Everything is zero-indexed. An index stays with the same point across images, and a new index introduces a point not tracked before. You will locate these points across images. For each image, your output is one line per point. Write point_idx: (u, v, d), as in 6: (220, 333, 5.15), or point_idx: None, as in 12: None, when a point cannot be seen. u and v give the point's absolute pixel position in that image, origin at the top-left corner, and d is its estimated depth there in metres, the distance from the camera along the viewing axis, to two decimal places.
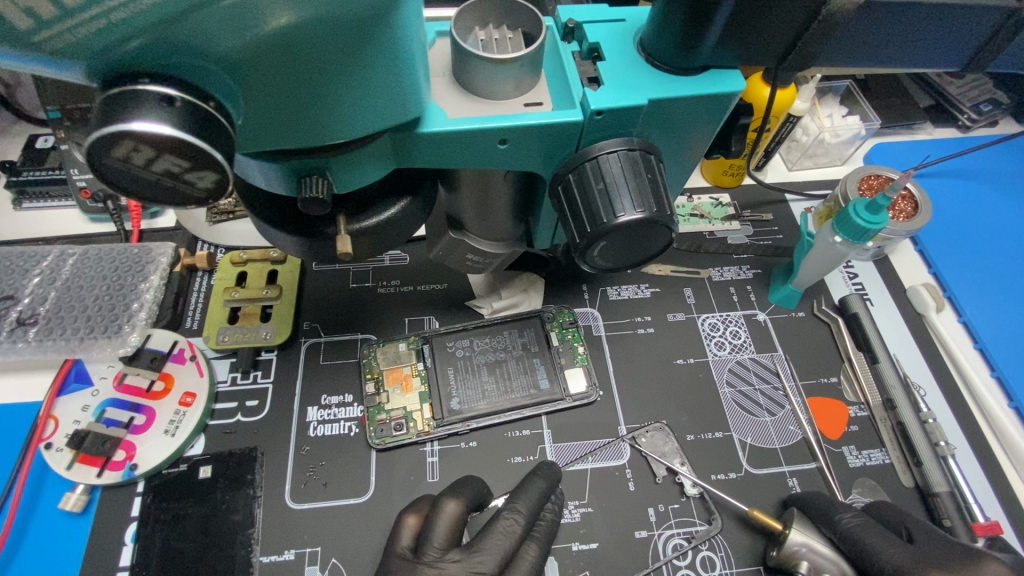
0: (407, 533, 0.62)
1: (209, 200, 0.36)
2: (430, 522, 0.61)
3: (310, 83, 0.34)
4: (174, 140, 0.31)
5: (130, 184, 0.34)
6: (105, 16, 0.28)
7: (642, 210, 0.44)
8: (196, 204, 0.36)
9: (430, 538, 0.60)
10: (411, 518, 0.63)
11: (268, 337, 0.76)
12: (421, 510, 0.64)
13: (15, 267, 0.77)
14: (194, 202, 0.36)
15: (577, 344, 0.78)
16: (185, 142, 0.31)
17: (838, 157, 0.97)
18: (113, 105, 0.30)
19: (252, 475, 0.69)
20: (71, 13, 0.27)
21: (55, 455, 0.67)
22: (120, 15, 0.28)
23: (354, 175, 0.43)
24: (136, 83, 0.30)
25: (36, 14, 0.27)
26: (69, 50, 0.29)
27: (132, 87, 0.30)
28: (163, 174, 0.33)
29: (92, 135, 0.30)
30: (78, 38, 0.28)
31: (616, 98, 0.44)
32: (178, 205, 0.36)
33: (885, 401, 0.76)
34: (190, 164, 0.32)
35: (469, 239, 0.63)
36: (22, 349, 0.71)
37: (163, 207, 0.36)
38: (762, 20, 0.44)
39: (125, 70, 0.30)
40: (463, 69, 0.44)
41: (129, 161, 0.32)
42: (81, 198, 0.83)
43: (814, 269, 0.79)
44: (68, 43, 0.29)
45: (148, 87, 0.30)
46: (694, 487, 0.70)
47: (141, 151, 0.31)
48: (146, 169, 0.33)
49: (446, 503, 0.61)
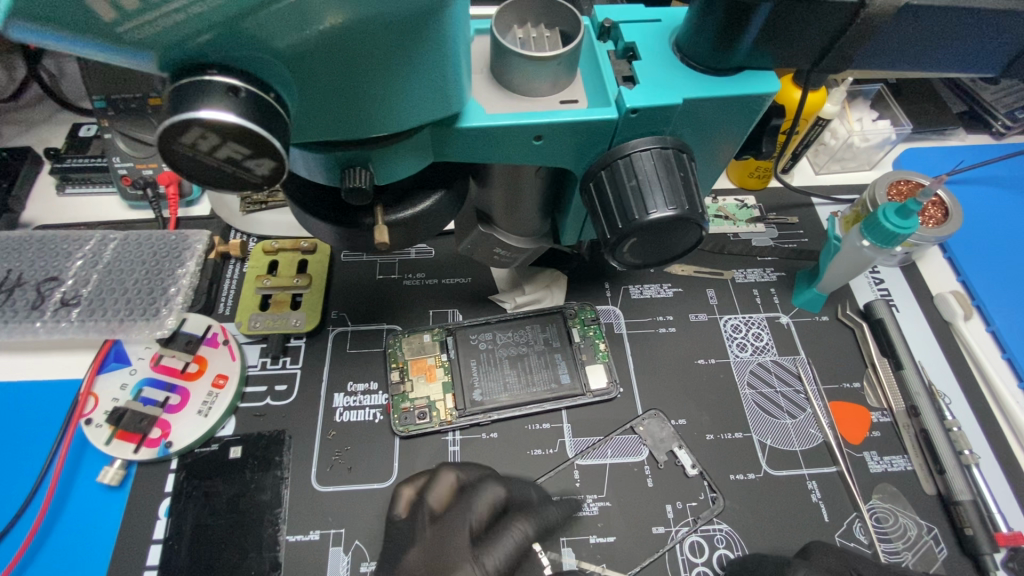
0: (402, 502, 0.64)
1: (264, 187, 0.37)
2: (424, 493, 0.63)
3: (364, 77, 0.36)
4: (238, 128, 0.32)
5: (193, 170, 0.35)
6: (183, 11, 0.29)
7: (673, 208, 0.45)
8: (251, 190, 0.37)
9: (426, 506, 0.62)
10: (405, 490, 0.65)
11: (298, 324, 0.78)
12: (415, 482, 0.66)
13: (59, 250, 0.80)
14: (250, 188, 0.37)
15: (599, 341, 0.79)
16: (248, 130, 0.32)
17: (867, 162, 0.96)
18: (184, 95, 0.32)
19: (280, 457, 0.71)
20: (153, 7, 0.29)
21: (95, 431, 0.70)
22: (196, 10, 0.30)
23: (394, 168, 0.44)
24: (204, 73, 0.32)
25: (120, 7, 0.29)
26: (145, 41, 0.31)
27: (201, 78, 0.32)
28: (224, 161, 0.35)
29: (164, 122, 0.32)
30: (156, 30, 0.30)
31: (651, 97, 0.45)
32: (235, 191, 0.37)
33: (909, 408, 0.75)
34: (250, 152, 0.34)
35: (498, 233, 0.65)
36: (65, 329, 0.75)
37: (220, 192, 0.38)
38: (801, 22, 0.44)
39: (194, 61, 0.32)
40: (502, 66, 0.46)
41: (195, 148, 0.34)
42: (122, 185, 0.86)
43: (840, 273, 0.79)
44: (146, 34, 0.30)
45: (215, 78, 0.32)
46: (694, 468, 0.72)
47: (208, 138, 0.33)
48: (210, 156, 0.34)
49: (444, 474, 0.64)
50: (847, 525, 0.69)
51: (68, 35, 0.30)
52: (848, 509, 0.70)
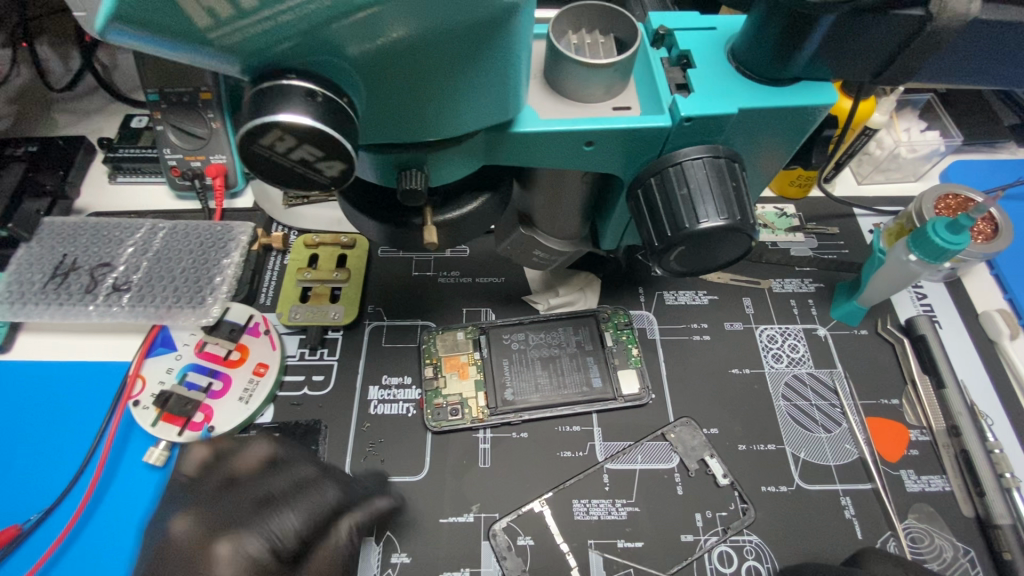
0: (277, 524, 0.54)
1: (331, 188, 0.38)
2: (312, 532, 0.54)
3: (429, 83, 0.36)
4: (314, 131, 0.33)
5: (265, 170, 0.36)
6: (273, 18, 0.31)
7: (724, 218, 0.44)
8: (319, 190, 0.38)
9: (226, 470, 0.61)
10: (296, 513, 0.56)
11: (337, 317, 0.80)
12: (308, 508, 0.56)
13: (112, 236, 0.84)
14: (317, 188, 0.38)
15: (631, 346, 0.79)
16: (323, 133, 0.33)
17: (912, 173, 0.94)
18: (265, 97, 0.33)
19: (316, 447, 0.73)
20: (246, 14, 0.30)
21: (142, 412, 0.73)
22: (285, 18, 0.31)
23: (447, 170, 0.45)
24: (285, 77, 0.33)
25: (216, 14, 0.30)
26: (234, 45, 0.32)
27: (281, 81, 0.33)
28: (298, 162, 0.36)
29: (247, 124, 0.33)
30: (245, 35, 0.31)
31: (705, 106, 0.45)
32: (304, 190, 0.38)
33: (949, 427, 0.74)
34: (323, 154, 0.35)
35: (538, 235, 0.65)
36: (116, 312, 0.78)
37: (287, 191, 0.39)
38: (864, 34, 0.44)
39: (276, 66, 0.33)
40: (556, 71, 0.46)
41: (272, 149, 0.35)
42: (171, 176, 0.89)
43: (883, 287, 0.77)
44: (235, 39, 0.32)
45: (294, 82, 0.33)
46: (725, 477, 0.71)
47: (285, 140, 0.34)
48: (285, 156, 0.35)
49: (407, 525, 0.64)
50: (881, 543, 0.68)
51: (161, 39, 0.31)
52: (883, 528, 0.69)
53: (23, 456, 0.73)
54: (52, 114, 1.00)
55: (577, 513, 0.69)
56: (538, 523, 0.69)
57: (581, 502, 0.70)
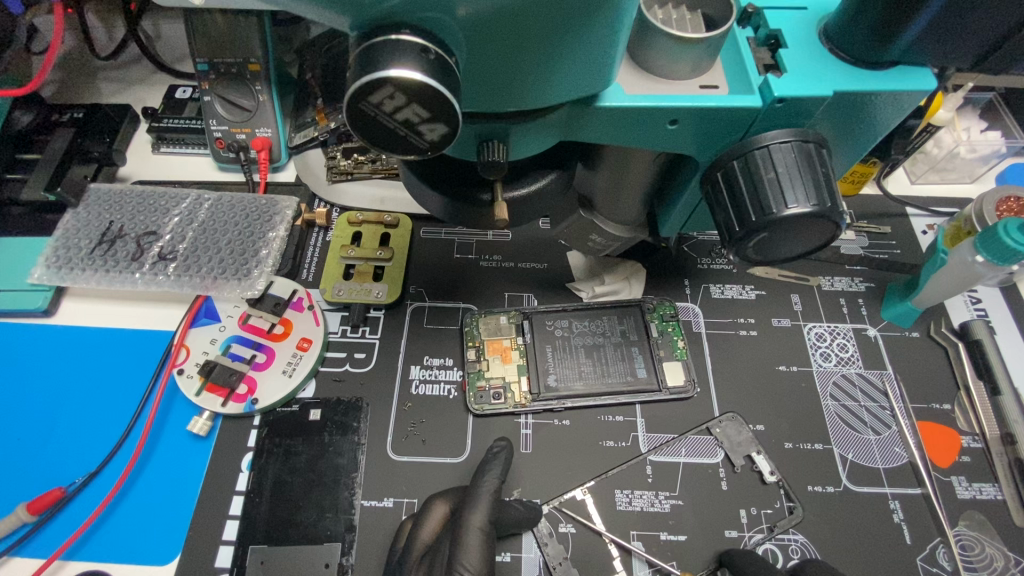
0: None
1: (427, 153, 0.37)
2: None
3: (529, 48, 0.35)
4: (423, 87, 0.32)
5: (367, 129, 0.35)
6: None
7: (814, 205, 0.43)
8: (415, 155, 0.37)
9: None
10: None
11: (380, 296, 0.79)
12: None
13: (157, 205, 0.84)
14: (414, 153, 0.37)
15: (677, 338, 0.78)
16: (432, 88, 0.32)
17: (968, 174, 0.91)
18: (376, 52, 0.32)
19: (358, 423, 0.72)
20: None
21: (187, 381, 0.73)
22: None
23: (527, 143, 0.44)
24: (398, 33, 0.33)
25: None
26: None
27: (394, 37, 0.32)
28: (402, 123, 0.35)
29: (359, 79, 0.32)
30: None
31: (798, 87, 0.44)
32: (400, 153, 0.37)
33: (1003, 435, 0.72)
34: (429, 115, 0.34)
35: (597, 219, 0.64)
36: (161, 282, 0.78)
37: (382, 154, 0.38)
38: (972, 16, 0.42)
39: (387, 23, 0.33)
40: (644, 46, 0.45)
41: (379, 108, 0.34)
42: (215, 148, 0.88)
43: (943, 289, 0.75)
44: None
45: (407, 37, 0.32)
46: (772, 474, 0.70)
47: (394, 99, 0.33)
48: (389, 116, 0.35)
49: (434, 506, 0.63)
50: (930, 549, 0.67)
51: None
52: (932, 534, 0.67)
53: (67, 420, 0.73)
54: (96, 82, 1.00)
55: (619, 503, 0.68)
56: (581, 511, 0.68)
57: (623, 493, 0.69)
